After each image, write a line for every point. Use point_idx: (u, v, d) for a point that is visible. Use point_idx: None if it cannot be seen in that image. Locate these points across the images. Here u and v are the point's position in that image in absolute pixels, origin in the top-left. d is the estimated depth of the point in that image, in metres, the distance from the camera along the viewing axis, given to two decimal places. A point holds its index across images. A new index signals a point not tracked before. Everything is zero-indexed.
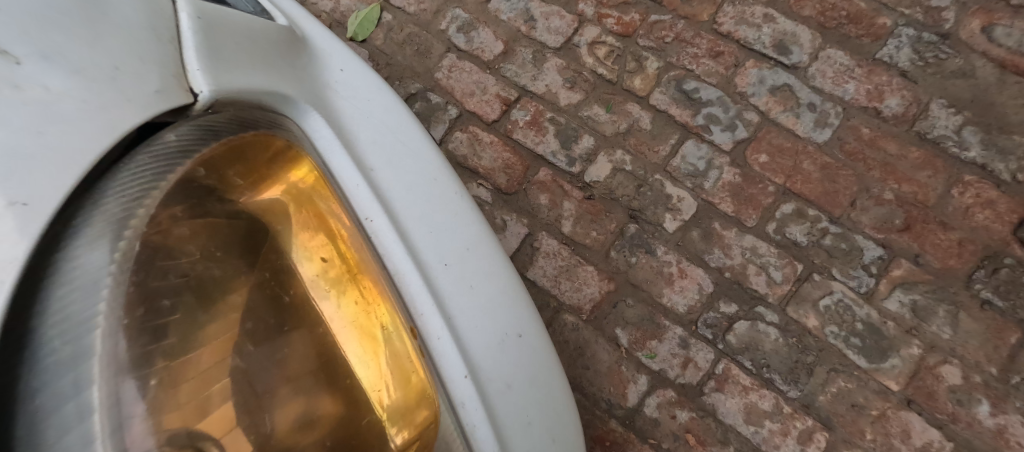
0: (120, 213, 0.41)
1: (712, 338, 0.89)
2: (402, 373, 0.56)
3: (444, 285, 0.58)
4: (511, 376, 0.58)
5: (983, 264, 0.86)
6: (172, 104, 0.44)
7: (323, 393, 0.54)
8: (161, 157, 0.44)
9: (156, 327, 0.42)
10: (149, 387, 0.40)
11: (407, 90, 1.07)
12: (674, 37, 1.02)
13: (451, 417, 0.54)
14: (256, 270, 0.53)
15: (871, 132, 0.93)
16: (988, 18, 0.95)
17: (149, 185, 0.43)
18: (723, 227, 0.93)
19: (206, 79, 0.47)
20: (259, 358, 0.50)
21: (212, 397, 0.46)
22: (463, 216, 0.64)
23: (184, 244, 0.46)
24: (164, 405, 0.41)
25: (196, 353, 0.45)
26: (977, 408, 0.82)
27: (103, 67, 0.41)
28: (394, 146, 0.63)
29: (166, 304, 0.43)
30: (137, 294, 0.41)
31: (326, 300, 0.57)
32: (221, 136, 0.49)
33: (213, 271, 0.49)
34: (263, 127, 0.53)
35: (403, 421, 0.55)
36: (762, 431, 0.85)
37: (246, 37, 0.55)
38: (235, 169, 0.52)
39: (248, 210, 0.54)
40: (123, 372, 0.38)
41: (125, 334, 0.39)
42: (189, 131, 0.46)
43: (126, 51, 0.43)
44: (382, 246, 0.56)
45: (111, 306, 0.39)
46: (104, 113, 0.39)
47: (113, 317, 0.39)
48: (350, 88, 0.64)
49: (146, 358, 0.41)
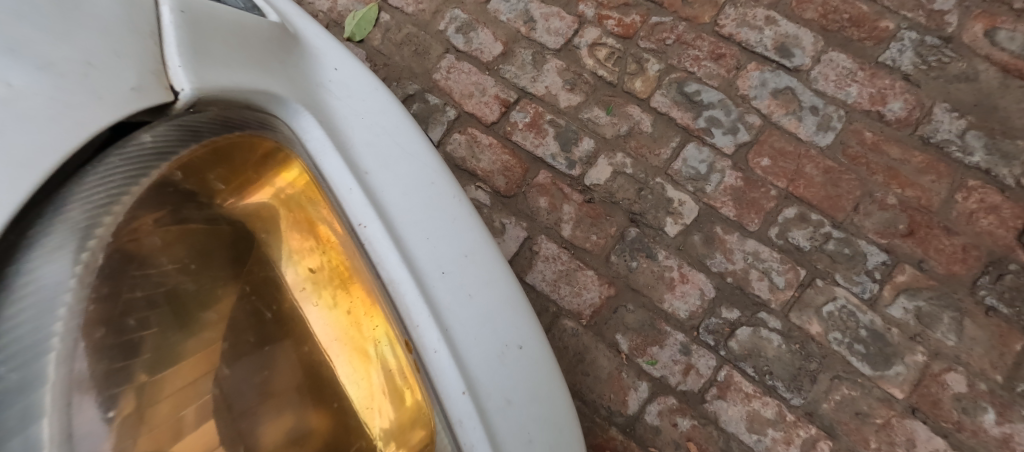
0: (84, 221, 0.39)
1: (714, 344, 0.87)
2: (392, 385, 0.55)
3: (440, 294, 0.55)
4: (510, 390, 0.56)
5: (988, 270, 0.85)
6: (150, 103, 0.42)
7: (310, 409, 0.55)
8: (133, 160, 0.42)
9: (125, 343, 0.41)
10: (110, 417, 0.38)
11: (405, 90, 1.05)
12: (675, 39, 1.01)
13: (447, 435, 0.52)
14: (238, 281, 0.53)
15: (874, 136, 0.92)
16: (991, 22, 0.95)
17: (120, 189, 0.42)
18: (724, 231, 0.91)
19: (189, 77, 0.45)
20: (235, 378, 0.51)
21: (185, 418, 0.46)
22: (462, 221, 0.62)
23: (157, 255, 0.46)
24: (128, 435, 0.40)
25: (172, 371, 0.46)
26: (982, 416, 0.81)
27: (73, 64, 0.39)
28: (391, 148, 0.61)
29: (133, 322, 0.42)
30: (101, 314, 0.39)
31: (315, 308, 0.57)
32: (201, 137, 0.47)
33: (188, 286, 0.49)
34: (251, 128, 0.52)
35: (394, 435, 0.55)
36: (764, 439, 0.83)
37: (233, 33, 0.52)
38: (216, 172, 0.51)
39: (231, 216, 0.54)
40: (86, 391, 0.37)
41: (85, 353, 0.37)
42: (168, 132, 0.45)
43: (103, 47, 0.41)
44: (375, 254, 0.54)
45: (68, 325, 0.37)
46: (72, 112, 0.38)
47: (71, 338, 0.37)
48: (345, 88, 0.62)
49: (110, 381, 0.39)
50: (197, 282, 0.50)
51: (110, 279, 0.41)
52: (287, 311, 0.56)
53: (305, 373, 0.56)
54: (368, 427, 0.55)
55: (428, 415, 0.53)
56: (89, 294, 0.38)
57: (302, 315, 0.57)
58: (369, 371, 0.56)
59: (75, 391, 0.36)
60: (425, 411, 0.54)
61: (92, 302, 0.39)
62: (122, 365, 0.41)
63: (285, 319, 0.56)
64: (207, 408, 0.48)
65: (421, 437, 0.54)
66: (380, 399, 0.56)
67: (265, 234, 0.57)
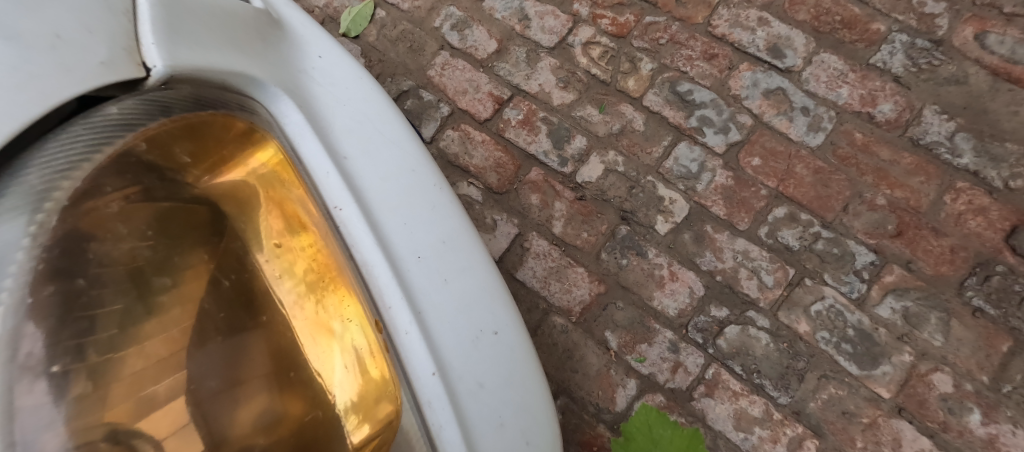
0: (41, 186, 0.41)
1: (702, 342, 0.87)
2: (363, 363, 0.58)
3: (415, 277, 0.56)
4: (484, 374, 0.56)
5: (975, 271, 0.86)
6: (119, 77, 0.44)
7: (274, 397, 0.57)
8: (98, 130, 0.44)
9: (73, 303, 0.42)
10: (52, 373, 0.39)
11: (399, 87, 1.06)
12: (669, 39, 1.02)
13: (415, 413, 0.53)
14: (199, 251, 0.56)
15: (863, 137, 0.93)
16: (981, 25, 0.95)
17: (81, 157, 0.43)
18: (714, 230, 0.92)
19: (161, 54, 0.46)
20: (203, 359, 0.53)
21: (149, 399, 0.48)
22: (442, 207, 0.62)
23: (115, 224, 0.47)
24: (71, 391, 0.41)
25: (132, 352, 0.48)
26: (968, 416, 0.81)
27: (41, 36, 0.41)
28: (372, 134, 0.61)
29: (83, 283, 0.43)
30: (47, 273, 0.40)
31: (286, 286, 0.60)
32: (172, 112, 0.50)
33: (145, 251, 0.50)
34: (223, 108, 0.54)
35: (357, 408, 0.58)
36: (751, 438, 0.84)
37: (215, 16, 0.53)
38: (184, 147, 0.53)
39: (208, 196, 0.57)
40: (37, 380, 0.38)
41: (31, 311, 0.39)
42: (135, 106, 0.46)
43: (74, 21, 0.43)
44: (351, 237, 0.56)
45: (17, 282, 0.38)
46: (38, 84, 0.39)
47: (18, 294, 0.38)
48: (328, 76, 0.63)
49: (55, 339, 0.40)
50: (155, 249, 0.51)
51: (62, 242, 0.42)
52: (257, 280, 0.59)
53: (275, 357, 0.58)
54: (333, 400, 0.58)
55: (396, 393, 0.55)
56: (40, 254, 0.40)
57: (274, 294, 0.60)
58: (336, 349, 0.59)
59: (23, 374, 0.37)
60: (393, 388, 0.56)
61: (42, 262, 0.40)
62: (68, 322, 0.42)
63: (252, 296, 0.59)
64: (174, 389, 0.50)
65: (387, 412, 0.56)
66: (348, 378, 0.58)
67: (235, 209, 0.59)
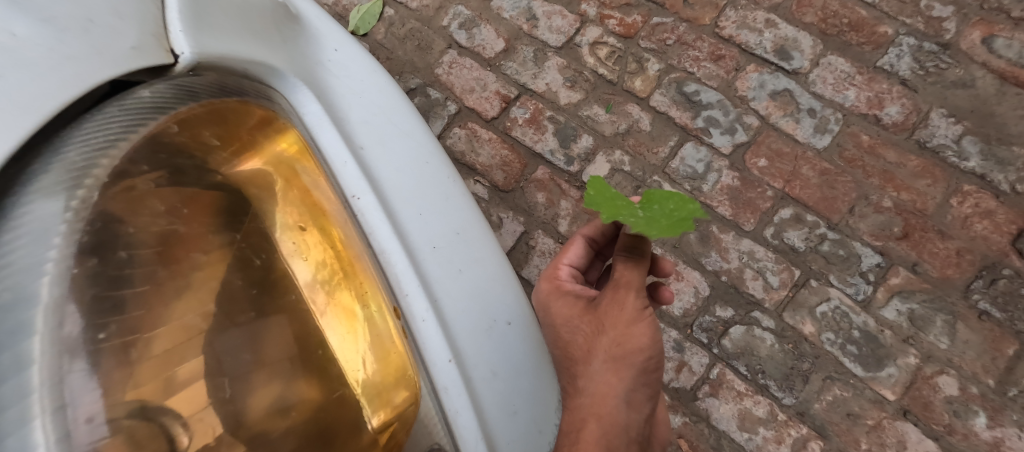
0: (81, 163, 0.42)
1: (707, 342, 0.87)
2: (379, 349, 0.58)
3: (430, 267, 0.56)
4: (498, 363, 0.56)
5: (982, 274, 0.85)
6: (150, 62, 0.45)
7: (300, 380, 0.57)
8: (131, 112, 0.45)
9: (112, 277, 0.43)
10: (96, 342, 0.41)
11: (406, 84, 1.07)
12: (676, 39, 1.02)
13: (435, 400, 0.53)
14: (227, 231, 0.56)
15: (870, 139, 0.93)
16: (988, 29, 0.95)
17: (116, 137, 0.44)
18: (720, 230, 0.92)
19: (189, 42, 0.48)
20: (234, 339, 0.54)
21: (176, 377, 0.48)
22: (454, 199, 0.63)
23: (148, 199, 0.49)
24: (110, 361, 0.42)
25: (161, 331, 0.48)
26: (973, 419, 0.81)
27: (76, 20, 0.42)
28: (386, 126, 0.62)
29: (121, 257, 0.45)
30: (89, 246, 0.41)
31: (304, 271, 0.60)
32: (200, 98, 0.50)
33: (177, 229, 0.52)
34: (248, 96, 0.55)
35: (374, 392, 0.57)
36: (756, 438, 0.84)
37: (235, 9, 0.55)
38: (211, 131, 0.55)
39: (230, 178, 0.58)
40: (77, 352, 0.39)
41: (76, 280, 0.40)
42: (166, 90, 0.47)
43: (106, 7, 0.45)
44: (368, 225, 0.55)
45: (61, 253, 0.39)
46: (74, 64, 0.41)
47: (63, 265, 0.39)
48: (344, 68, 0.64)
49: (96, 312, 0.41)
50: (188, 226, 0.53)
51: (102, 217, 0.43)
52: (277, 260, 0.60)
53: (298, 346, 0.58)
54: (350, 384, 0.58)
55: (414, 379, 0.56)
56: (82, 227, 0.41)
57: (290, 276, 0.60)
58: (354, 334, 0.59)
59: (66, 350, 0.38)
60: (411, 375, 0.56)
61: (85, 235, 0.41)
62: (109, 295, 0.43)
63: (274, 274, 0.59)
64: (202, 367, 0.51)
65: (404, 397, 0.56)
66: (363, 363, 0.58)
67: (257, 190, 0.60)
